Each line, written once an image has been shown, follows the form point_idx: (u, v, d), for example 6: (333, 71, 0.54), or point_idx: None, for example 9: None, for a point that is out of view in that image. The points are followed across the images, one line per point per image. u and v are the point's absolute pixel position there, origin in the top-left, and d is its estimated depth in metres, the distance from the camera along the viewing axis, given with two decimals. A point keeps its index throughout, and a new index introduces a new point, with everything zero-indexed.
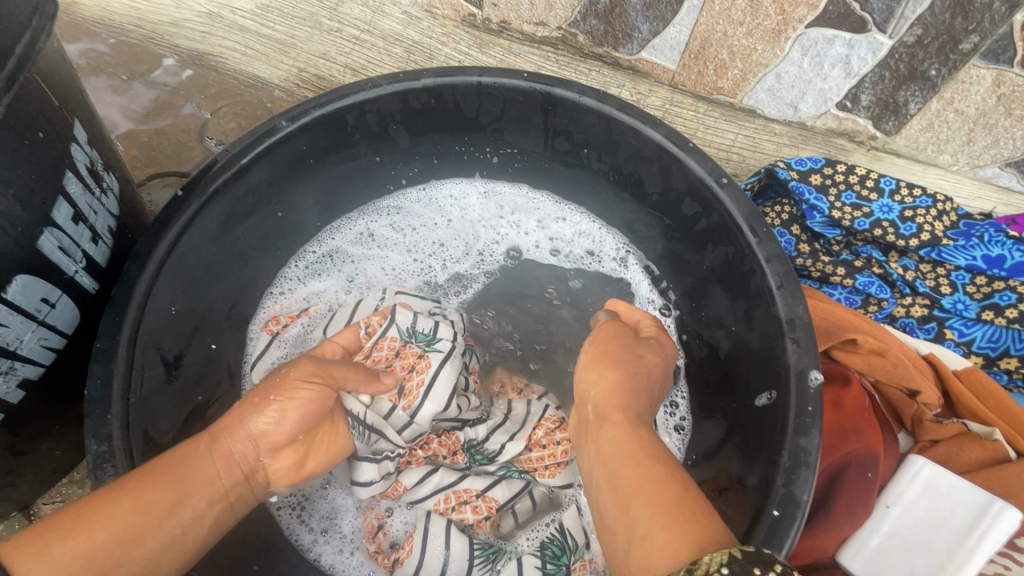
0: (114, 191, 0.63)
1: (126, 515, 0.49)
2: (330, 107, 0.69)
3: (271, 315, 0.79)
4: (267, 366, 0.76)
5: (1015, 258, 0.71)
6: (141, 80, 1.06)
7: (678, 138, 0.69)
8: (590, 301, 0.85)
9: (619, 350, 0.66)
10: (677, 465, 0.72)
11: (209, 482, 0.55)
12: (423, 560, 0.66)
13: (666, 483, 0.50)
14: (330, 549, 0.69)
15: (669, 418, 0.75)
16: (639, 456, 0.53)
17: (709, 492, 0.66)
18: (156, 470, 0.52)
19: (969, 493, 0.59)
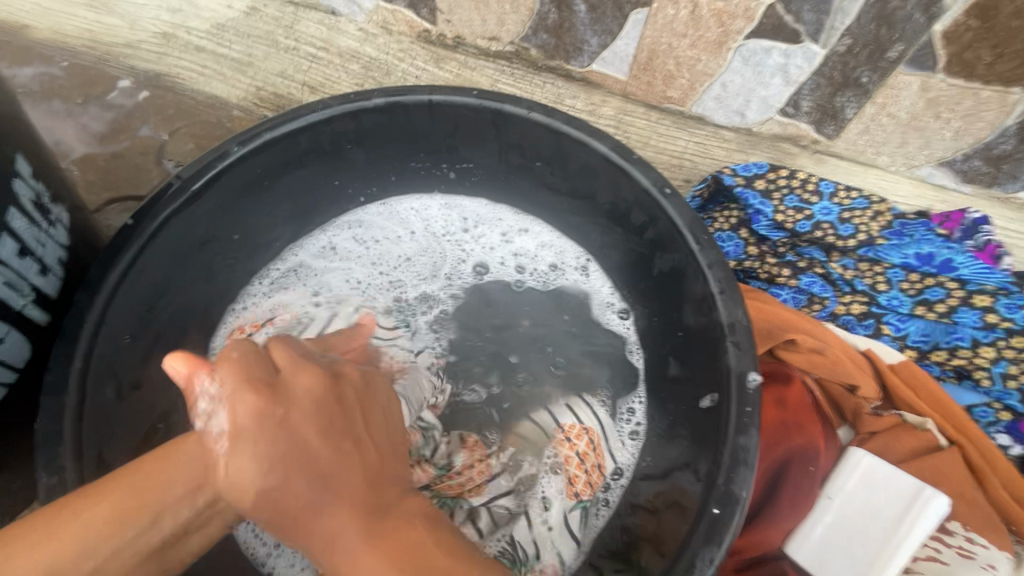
0: (63, 222, 0.64)
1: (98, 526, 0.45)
2: (282, 129, 0.70)
3: (237, 326, 0.80)
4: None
5: (942, 255, 0.76)
6: (96, 104, 1.05)
7: (623, 150, 0.71)
8: (554, 307, 0.86)
9: (353, 412, 0.51)
10: (632, 473, 0.75)
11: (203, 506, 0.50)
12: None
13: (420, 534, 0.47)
14: (283, 563, 0.70)
15: (625, 424, 0.78)
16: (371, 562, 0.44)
17: (660, 505, 0.67)
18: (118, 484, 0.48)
19: (904, 481, 0.63)
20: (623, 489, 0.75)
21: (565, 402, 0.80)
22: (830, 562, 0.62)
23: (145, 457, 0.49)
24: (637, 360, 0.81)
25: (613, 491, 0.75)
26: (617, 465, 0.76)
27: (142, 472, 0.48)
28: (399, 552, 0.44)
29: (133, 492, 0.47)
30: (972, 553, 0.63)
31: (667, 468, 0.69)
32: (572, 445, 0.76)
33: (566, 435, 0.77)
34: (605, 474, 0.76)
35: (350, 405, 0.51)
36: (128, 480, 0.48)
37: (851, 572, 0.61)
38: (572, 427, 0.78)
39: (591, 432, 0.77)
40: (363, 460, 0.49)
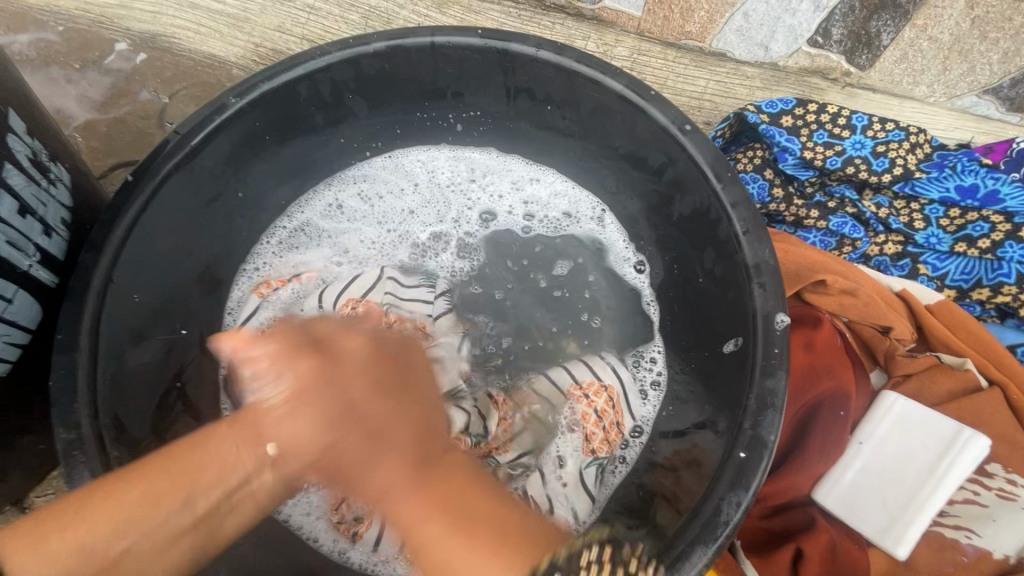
0: (64, 181, 0.62)
1: (132, 505, 0.43)
2: (277, 80, 0.67)
3: (263, 279, 0.79)
4: (254, 325, 0.76)
5: (987, 187, 0.71)
6: (94, 68, 1.00)
7: (640, 86, 0.66)
8: (574, 260, 0.84)
9: (412, 371, 0.56)
10: (651, 430, 0.73)
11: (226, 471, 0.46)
12: (384, 532, 0.68)
13: (470, 505, 0.45)
14: (299, 510, 0.69)
15: (646, 374, 0.76)
16: (405, 490, 0.45)
17: (679, 463, 0.64)
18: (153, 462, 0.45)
19: (938, 423, 0.62)
20: (642, 446, 0.73)
21: (581, 360, 0.77)
22: (857, 504, 0.61)
23: (220, 424, 0.48)
24: (652, 309, 0.79)
25: (632, 449, 0.73)
26: (637, 422, 0.74)
27: (219, 440, 0.47)
28: (446, 503, 0.45)
29: (172, 473, 0.44)
30: (1013, 494, 0.62)
31: (686, 427, 0.67)
32: (590, 403, 0.71)
33: (584, 391, 0.72)
34: (624, 432, 0.73)
35: (368, 382, 0.51)
36: (190, 447, 0.46)
37: (882, 514, 0.60)
38: (590, 383, 0.72)
39: (611, 390, 0.73)
40: (405, 415, 0.50)
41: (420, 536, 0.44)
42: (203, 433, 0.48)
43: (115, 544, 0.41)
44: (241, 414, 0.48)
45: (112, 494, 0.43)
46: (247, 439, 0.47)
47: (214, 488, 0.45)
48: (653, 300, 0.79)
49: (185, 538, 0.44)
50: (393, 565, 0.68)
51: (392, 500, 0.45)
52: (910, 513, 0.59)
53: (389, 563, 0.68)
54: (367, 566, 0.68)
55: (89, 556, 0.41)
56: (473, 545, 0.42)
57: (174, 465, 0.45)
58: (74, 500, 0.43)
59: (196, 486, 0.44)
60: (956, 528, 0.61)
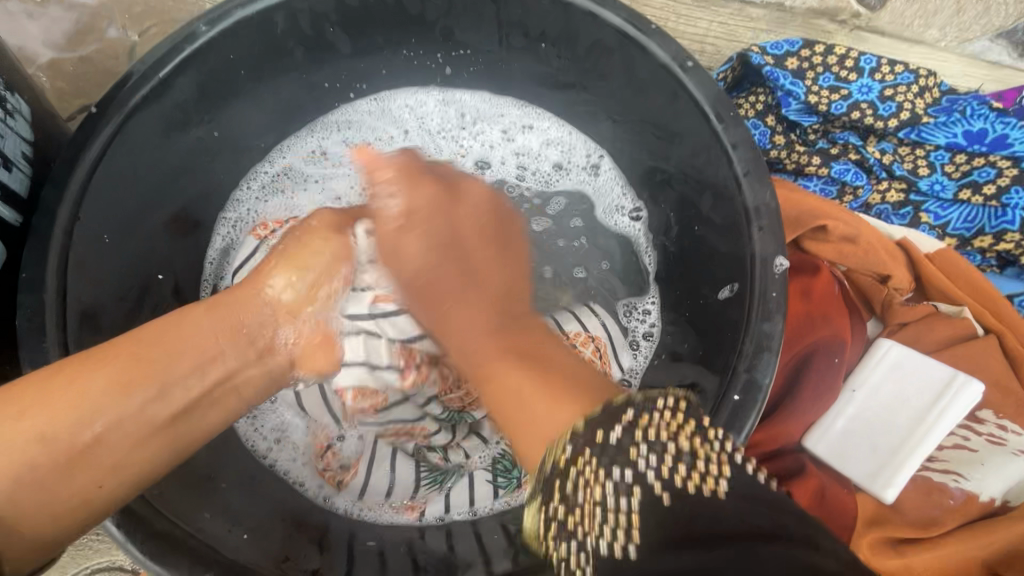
0: (23, 113, 0.58)
1: (103, 388, 0.48)
2: (253, 7, 0.62)
3: (261, 221, 0.77)
4: (245, 272, 0.73)
5: (995, 131, 0.69)
6: (57, 2, 0.91)
7: (639, 20, 0.62)
8: (570, 211, 0.81)
9: (476, 255, 0.66)
10: (639, 383, 0.72)
11: (204, 349, 0.52)
12: (371, 477, 0.69)
13: (524, 379, 0.52)
14: (284, 456, 0.69)
15: (638, 326, 0.75)
16: (494, 345, 0.57)
17: None
18: (139, 339, 0.51)
19: (934, 371, 0.62)
20: None
21: (570, 310, 0.75)
22: (848, 451, 0.62)
23: (196, 306, 0.54)
24: (649, 258, 0.76)
25: None
26: (624, 373, 0.72)
27: (194, 321, 0.53)
28: (517, 351, 0.56)
29: (147, 359, 0.50)
30: (1002, 439, 0.63)
31: (677, 380, 0.66)
32: (578, 352, 0.70)
33: (571, 341, 0.71)
34: (613, 383, 0.71)
35: (473, 243, 0.66)
36: (153, 331, 0.52)
37: (872, 461, 0.62)
38: (578, 335, 0.72)
39: (598, 341, 0.72)
40: (505, 269, 0.66)
41: (485, 370, 0.56)
42: (176, 316, 0.53)
43: (90, 427, 0.47)
44: (241, 298, 0.56)
45: (94, 368, 0.48)
46: (227, 327, 0.54)
47: (188, 380, 0.51)
48: (648, 249, 0.76)
49: (159, 432, 0.50)
50: (380, 511, 0.68)
51: (478, 359, 0.57)
52: (901, 459, 0.61)
53: (375, 509, 0.68)
54: (352, 511, 0.67)
55: (56, 441, 0.46)
56: (549, 402, 0.47)
57: (148, 351, 0.50)
58: (53, 370, 0.48)
59: (167, 375, 0.50)
60: (946, 472, 0.62)
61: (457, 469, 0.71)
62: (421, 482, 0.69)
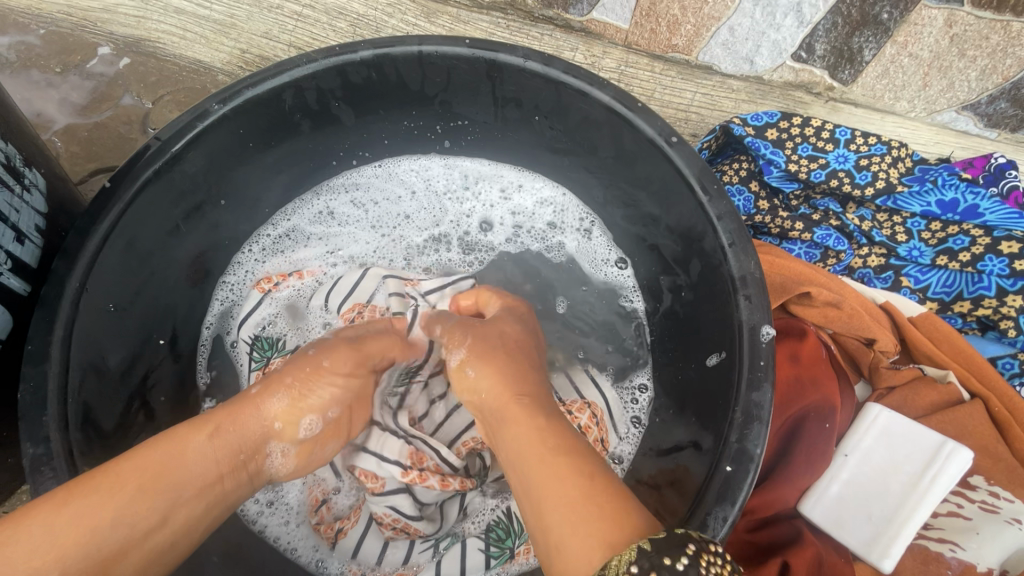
0: (39, 187, 0.61)
1: (107, 522, 0.45)
2: (264, 87, 0.65)
3: (265, 275, 0.80)
4: (256, 320, 0.78)
5: (967, 202, 0.73)
6: (76, 72, 0.95)
7: (627, 98, 0.65)
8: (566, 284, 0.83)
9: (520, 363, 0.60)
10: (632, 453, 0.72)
11: (205, 478, 0.51)
12: (367, 536, 0.67)
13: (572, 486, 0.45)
14: (275, 521, 0.68)
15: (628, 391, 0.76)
16: (539, 449, 0.49)
17: (663, 481, 0.64)
18: (127, 469, 0.48)
19: (924, 437, 0.64)
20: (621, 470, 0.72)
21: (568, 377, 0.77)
22: (844, 519, 0.63)
23: (197, 429, 0.52)
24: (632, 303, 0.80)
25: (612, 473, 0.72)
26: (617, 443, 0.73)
27: (196, 448, 0.51)
28: (562, 455, 0.48)
29: (152, 486, 0.48)
30: (996, 506, 0.64)
31: (673, 444, 0.66)
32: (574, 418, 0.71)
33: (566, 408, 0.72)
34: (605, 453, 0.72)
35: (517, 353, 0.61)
36: (158, 453, 0.50)
37: (868, 529, 0.62)
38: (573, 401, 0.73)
39: (593, 407, 0.73)
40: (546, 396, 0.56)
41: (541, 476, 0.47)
42: (174, 438, 0.51)
43: (92, 558, 0.44)
44: (242, 412, 0.55)
45: (97, 500, 0.46)
46: (231, 449, 0.53)
47: (191, 502, 0.50)
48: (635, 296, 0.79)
49: (161, 558, 0.48)
50: None
51: (525, 464, 0.49)
52: (896, 526, 0.61)
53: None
54: None
55: (79, 567, 0.44)
56: (573, 531, 0.42)
57: (149, 480, 0.48)
58: (56, 502, 0.45)
59: (172, 500, 0.49)
60: (942, 541, 0.63)
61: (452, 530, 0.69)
62: (415, 548, 0.68)
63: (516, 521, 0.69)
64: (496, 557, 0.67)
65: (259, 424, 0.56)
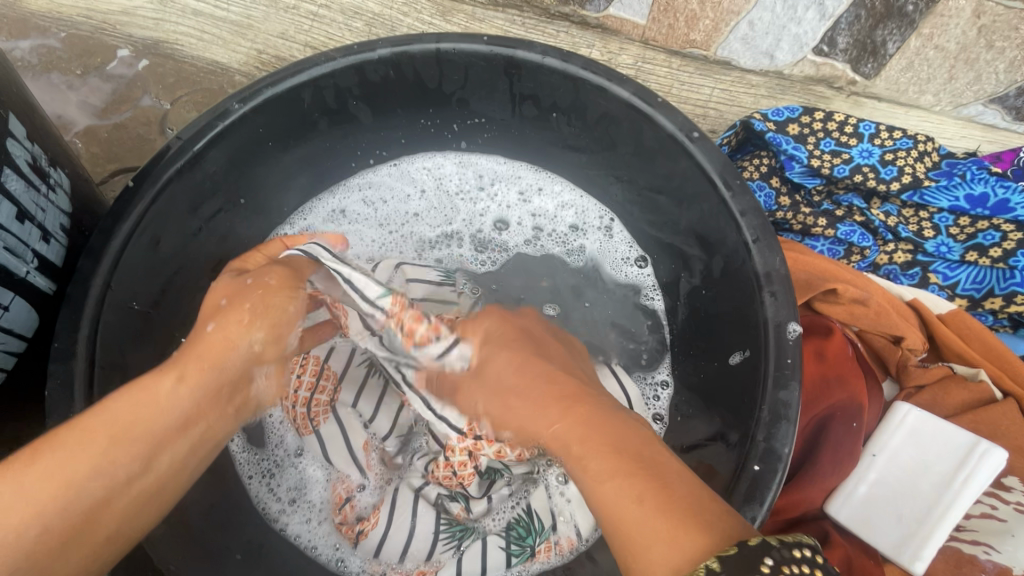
0: (64, 187, 0.61)
1: (88, 470, 0.44)
2: (283, 86, 0.65)
3: None
4: None
5: (997, 196, 0.71)
6: (96, 74, 0.96)
7: (647, 93, 0.64)
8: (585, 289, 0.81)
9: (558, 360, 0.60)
10: None
11: (181, 418, 0.50)
12: (388, 533, 0.66)
13: (649, 485, 0.42)
14: (297, 519, 0.68)
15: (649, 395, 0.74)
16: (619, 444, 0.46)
17: None
18: (95, 421, 0.46)
19: (954, 435, 0.63)
20: None
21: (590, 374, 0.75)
22: (873, 520, 0.62)
23: (166, 374, 0.50)
24: (653, 300, 0.79)
25: None
26: None
27: (166, 392, 0.49)
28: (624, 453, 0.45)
29: (125, 431, 0.46)
30: None
31: (696, 442, 0.65)
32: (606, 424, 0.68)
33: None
34: None
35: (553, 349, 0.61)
36: (126, 403, 0.48)
37: (898, 531, 0.61)
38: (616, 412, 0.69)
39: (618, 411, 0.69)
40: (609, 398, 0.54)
41: (603, 466, 0.45)
42: (142, 383, 0.49)
43: (79, 504, 0.43)
44: (208, 346, 0.53)
45: (63, 451, 0.44)
46: (210, 390, 0.52)
47: (169, 439, 0.49)
48: (655, 293, 0.78)
49: (147, 505, 0.48)
50: None
51: (588, 447, 0.47)
52: (926, 529, 0.60)
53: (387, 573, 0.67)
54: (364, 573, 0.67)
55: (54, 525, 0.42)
56: (651, 521, 0.40)
57: (121, 427, 0.46)
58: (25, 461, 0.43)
59: (150, 444, 0.47)
60: (975, 543, 0.62)
61: (476, 525, 0.69)
62: (437, 548, 0.67)
63: (537, 520, 0.68)
64: (517, 555, 0.67)
65: (234, 359, 0.54)
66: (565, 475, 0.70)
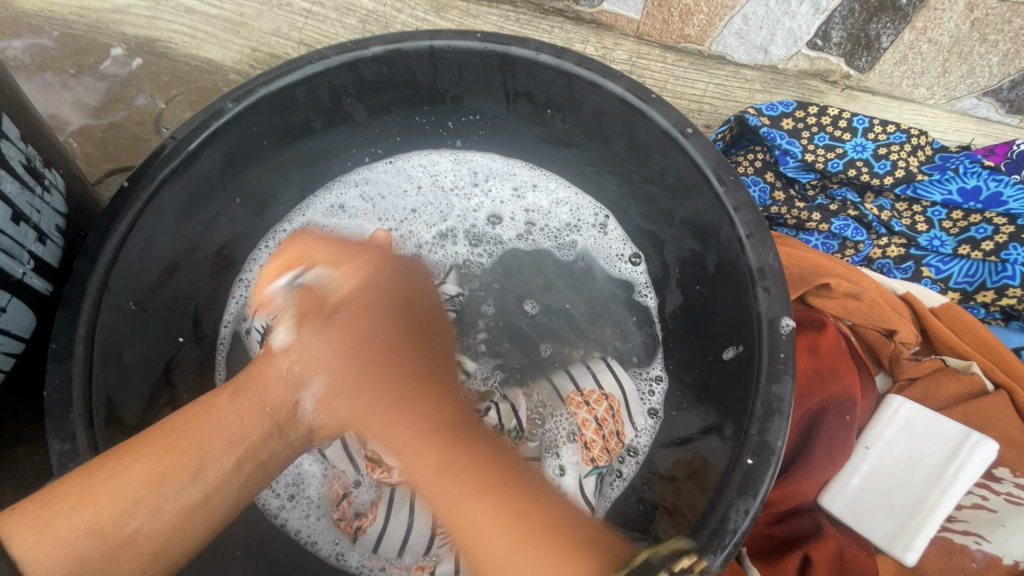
0: (59, 188, 0.61)
1: (137, 482, 0.47)
2: (277, 84, 0.65)
3: None
4: None
5: (989, 189, 0.72)
6: (90, 74, 0.96)
7: (640, 89, 0.65)
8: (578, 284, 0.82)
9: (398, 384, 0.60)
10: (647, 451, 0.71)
11: (231, 433, 0.52)
12: (387, 527, 0.67)
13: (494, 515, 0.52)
14: (296, 515, 0.69)
15: (642, 390, 0.75)
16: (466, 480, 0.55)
17: (679, 472, 0.64)
18: (157, 435, 0.50)
19: (946, 428, 0.64)
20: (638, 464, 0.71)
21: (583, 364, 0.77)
22: (866, 512, 0.63)
23: (220, 393, 0.55)
24: (647, 296, 0.79)
25: (628, 465, 0.71)
26: (637, 431, 0.72)
27: (217, 415, 0.53)
28: (445, 463, 0.56)
29: (176, 448, 0.50)
30: (1022, 498, 0.63)
31: (690, 434, 0.66)
32: (590, 410, 0.72)
33: (584, 399, 0.73)
34: (622, 445, 0.72)
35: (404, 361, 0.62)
36: (184, 418, 0.52)
37: (890, 522, 0.62)
38: (591, 391, 0.73)
39: (611, 399, 0.73)
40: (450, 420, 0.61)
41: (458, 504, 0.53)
42: (199, 406, 0.53)
43: (127, 516, 0.46)
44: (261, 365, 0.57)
45: (118, 469, 0.48)
46: (256, 406, 0.54)
47: (224, 458, 0.51)
48: (649, 290, 0.79)
49: (190, 521, 0.49)
50: (390, 570, 0.67)
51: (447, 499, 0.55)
52: (919, 520, 0.61)
53: (386, 567, 0.68)
54: (363, 568, 0.67)
55: (102, 534, 0.45)
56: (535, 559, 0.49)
57: (175, 441, 0.50)
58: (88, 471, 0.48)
59: (199, 458, 0.50)
60: (966, 533, 0.63)
61: None
62: (434, 542, 0.67)
63: None
64: None
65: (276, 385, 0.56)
66: (562, 467, 0.71)
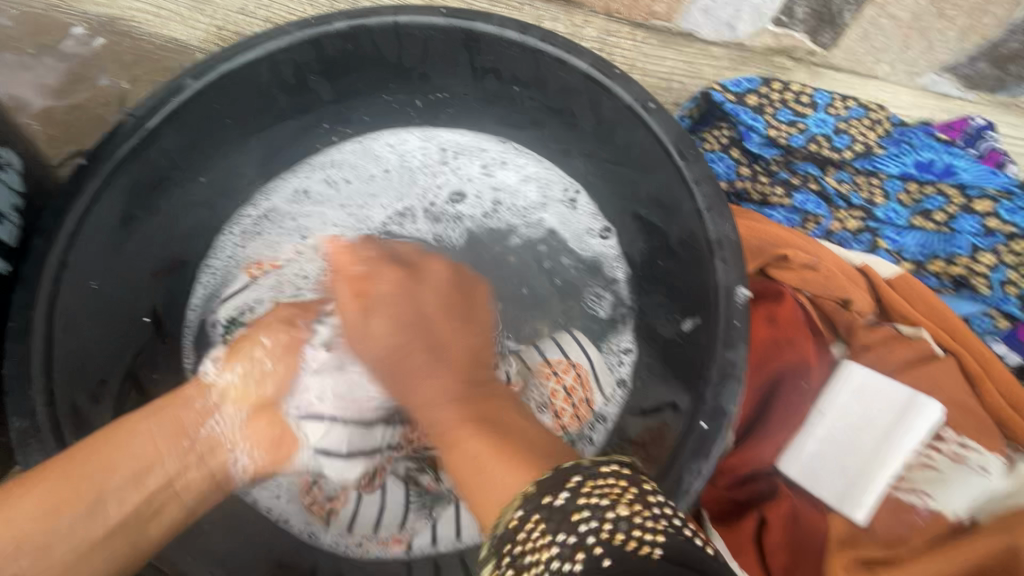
0: (14, 167, 0.60)
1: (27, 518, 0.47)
2: (237, 60, 0.64)
3: (254, 259, 0.79)
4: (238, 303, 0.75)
5: (942, 161, 0.76)
6: (50, 54, 0.93)
7: (604, 64, 0.65)
8: (534, 264, 0.82)
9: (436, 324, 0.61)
10: (615, 418, 0.73)
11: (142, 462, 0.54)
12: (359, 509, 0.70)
13: (482, 443, 0.51)
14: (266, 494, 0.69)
15: (610, 370, 0.75)
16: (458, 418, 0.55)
17: (646, 437, 0.66)
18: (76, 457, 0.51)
19: (895, 392, 0.67)
20: (606, 430, 0.72)
21: (552, 337, 0.77)
22: (819, 472, 0.67)
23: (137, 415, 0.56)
24: (615, 269, 0.79)
25: (597, 432, 0.73)
26: (605, 398, 0.74)
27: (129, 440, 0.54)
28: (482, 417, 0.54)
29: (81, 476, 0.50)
30: (965, 457, 0.67)
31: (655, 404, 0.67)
32: (559, 379, 0.73)
33: (552, 368, 0.74)
34: (592, 411, 0.73)
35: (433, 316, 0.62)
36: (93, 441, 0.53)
37: (842, 482, 0.66)
38: (560, 362, 0.74)
39: (578, 368, 0.74)
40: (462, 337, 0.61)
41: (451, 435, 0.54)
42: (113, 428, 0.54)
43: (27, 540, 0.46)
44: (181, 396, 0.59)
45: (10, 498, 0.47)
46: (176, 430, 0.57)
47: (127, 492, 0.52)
48: (619, 263, 0.79)
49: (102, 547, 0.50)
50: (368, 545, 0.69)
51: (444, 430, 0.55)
52: (867, 479, 0.65)
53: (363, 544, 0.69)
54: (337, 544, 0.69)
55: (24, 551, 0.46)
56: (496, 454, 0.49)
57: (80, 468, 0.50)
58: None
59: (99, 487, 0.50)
60: (911, 490, 0.67)
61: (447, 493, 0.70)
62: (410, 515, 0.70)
63: None
64: None
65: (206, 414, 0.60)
66: None
